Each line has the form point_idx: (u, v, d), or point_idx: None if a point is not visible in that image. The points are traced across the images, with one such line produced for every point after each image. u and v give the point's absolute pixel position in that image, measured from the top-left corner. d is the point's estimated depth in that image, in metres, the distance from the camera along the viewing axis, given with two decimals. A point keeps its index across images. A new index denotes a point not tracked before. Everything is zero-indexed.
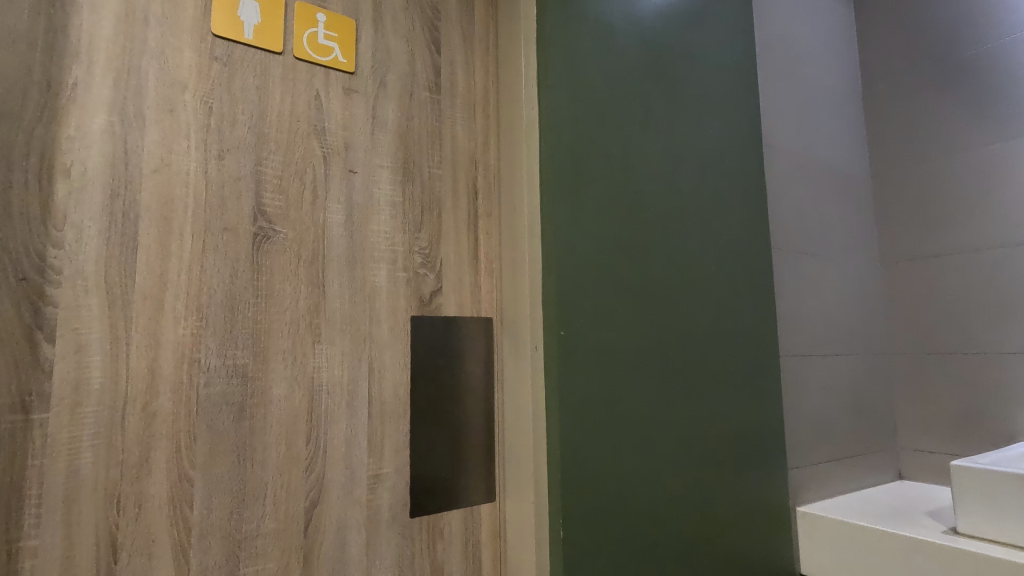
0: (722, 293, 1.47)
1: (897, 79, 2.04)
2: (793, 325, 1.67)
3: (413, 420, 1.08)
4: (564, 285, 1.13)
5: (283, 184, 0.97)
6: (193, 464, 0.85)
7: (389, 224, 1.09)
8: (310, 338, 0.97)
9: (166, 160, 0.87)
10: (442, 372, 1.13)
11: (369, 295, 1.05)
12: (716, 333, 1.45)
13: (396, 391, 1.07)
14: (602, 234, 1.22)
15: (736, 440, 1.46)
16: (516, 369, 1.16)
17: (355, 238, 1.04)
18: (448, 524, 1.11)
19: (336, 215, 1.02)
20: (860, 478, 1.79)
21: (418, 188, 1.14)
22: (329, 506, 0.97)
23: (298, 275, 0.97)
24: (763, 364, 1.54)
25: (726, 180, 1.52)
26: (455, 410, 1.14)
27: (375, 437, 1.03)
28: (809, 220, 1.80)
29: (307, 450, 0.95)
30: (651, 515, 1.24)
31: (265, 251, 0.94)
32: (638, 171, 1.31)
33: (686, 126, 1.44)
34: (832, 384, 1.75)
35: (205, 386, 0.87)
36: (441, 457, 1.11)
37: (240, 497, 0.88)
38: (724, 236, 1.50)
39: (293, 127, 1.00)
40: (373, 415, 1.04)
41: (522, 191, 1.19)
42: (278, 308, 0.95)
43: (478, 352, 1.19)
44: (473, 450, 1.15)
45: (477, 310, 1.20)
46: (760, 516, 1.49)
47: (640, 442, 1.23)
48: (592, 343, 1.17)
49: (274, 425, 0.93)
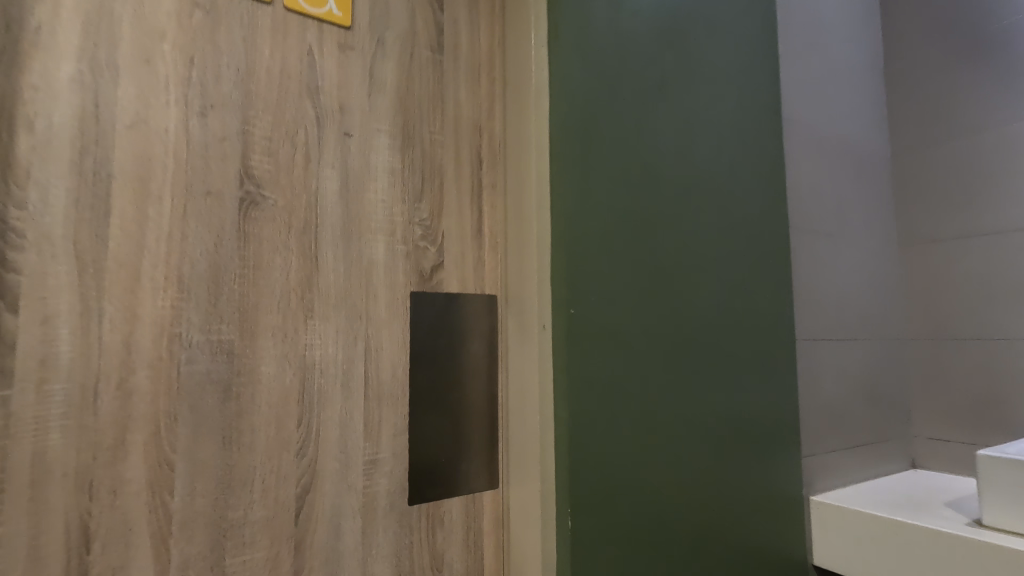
0: (738, 273, 1.40)
1: (921, 54, 1.95)
2: (809, 306, 1.60)
3: (412, 401, 1.02)
4: (574, 262, 1.06)
5: (272, 146, 0.90)
6: (175, 447, 0.79)
7: (387, 192, 1.02)
8: (302, 313, 0.91)
9: (142, 115, 0.80)
10: (442, 352, 1.06)
11: (366, 268, 0.98)
12: (731, 315, 1.38)
13: (395, 371, 1.00)
14: (615, 210, 1.15)
15: (750, 429, 1.40)
16: (521, 351, 1.10)
17: (350, 207, 0.97)
18: (449, 511, 1.05)
19: (331, 181, 0.95)
20: (873, 467, 1.73)
21: (418, 155, 1.07)
22: (323, 493, 0.91)
23: (289, 245, 0.90)
24: (777, 348, 1.48)
25: (743, 154, 1.45)
26: (457, 392, 1.08)
27: (372, 419, 0.97)
28: (826, 199, 1.73)
29: (299, 433, 0.89)
30: (661, 504, 1.18)
31: (252, 218, 0.87)
32: (652, 141, 1.24)
33: (703, 96, 1.37)
34: (847, 368, 1.69)
35: (187, 364, 0.80)
36: (442, 441, 1.05)
37: (226, 483, 0.82)
38: (740, 214, 1.42)
39: (284, 85, 0.92)
40: (369, 397, 0.97)
41: (531, 159, 1.11)
42: (267, 280, 0.88)
43: (481, 332, 1.12)
44: (474, 435, 1.09)
45: (479, 287, 1.13)
46: (773, 505, 1.43)
47: (651, 428, 1.17)
48: (602, 324, 1.10)
49: (263, 406, 0.86)
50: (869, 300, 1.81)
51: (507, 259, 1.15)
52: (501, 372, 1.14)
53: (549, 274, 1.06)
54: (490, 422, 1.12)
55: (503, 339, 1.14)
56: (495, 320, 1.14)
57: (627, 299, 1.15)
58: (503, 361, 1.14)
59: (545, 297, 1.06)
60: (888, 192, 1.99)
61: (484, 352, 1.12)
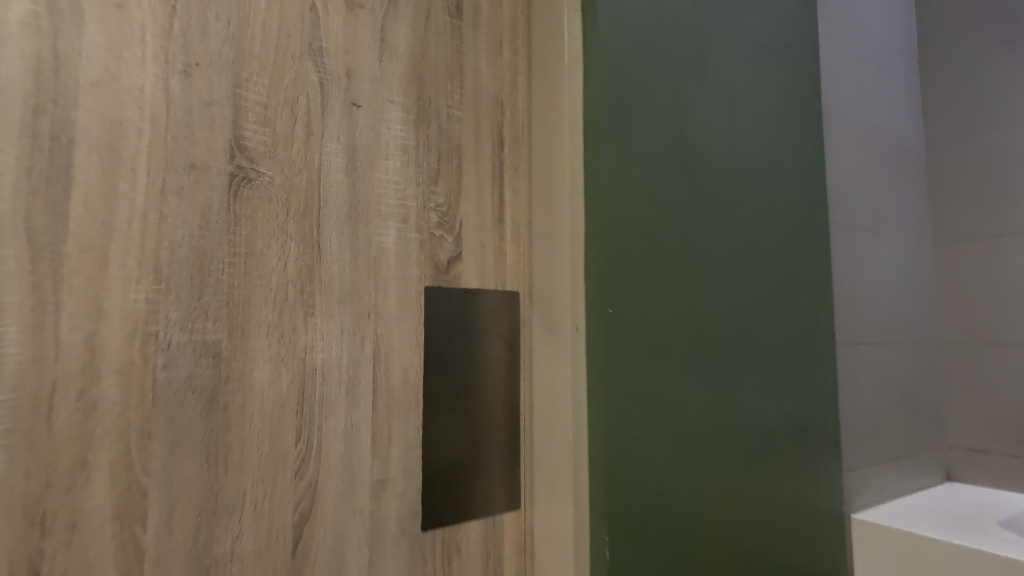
0: (778, 270, 1.28)
1: (959, 41, 1.84)
2: (848, 307, 1.48)
3: (427, 411, 0.89)
4: (610, 255, 0.94)
5: (268, 114, 0.77)
6: (148, 468, 0.66)
7: (399, 171, 0.90)
8: (302, 309, 0.78)
9: (112, 71, 0.67)
10: (459, 356, 0.94)
11: (377, 258, 0.86)
12: (771, 315, 1.26)
13: (407, 376, 0.87)
14: (653, 197, 1.02)
15: (790, 442, 1.28)
16: (548, 355, 0.97)
17: (358, 188, 0.85)
18: (467, 537, 0.92)
19: (335, 157, 0.83)
20: (912, 480, 1.62)
21: (434, 131, 0.94)
22: (324, 520, 0.78)
23: (287, 230, 0.78)
24: (817, 350, 1.36)
25: (783, 140, 1.33)
26: (476, 400, 0.95)
27: (380, 433, 0.84)
28: (863, 192, 1.61)
29: (296, 450, 0.76)
30: (700, 526, 1.06)
31: (244, 197, 0.74)
32: (692, 121, 1.11)
33: (743, 75, 1.25)
34: (886, 374, 1.57)
35: (164, 369, 0.67)
36: (460, 457, 0.93)
37: (210, 511, 0.69)
38: (780, 205, 1.30)
39: (282, 44, 0.79)
40: (378, 406, 0.84)
41: (561, 138, 0.99)
42: (261, 270, 0.75)
43: (501, 333, 0.99)
44: (494, 450, 0.97)
45: (500, 281, 1.00)
46: (813, 523, 1.31)
47: (689, 440, 1.05)
48: (640, 325, 0.98)
49: (255, 418, 0.73)
50: (906, 300, 1.70)
51: (532, 251, 1.03)
52: (524, 378, 1.01)
53: (583, 269, 0.95)
54: (511, 435, 0.99)
55: (527, 341, 1.02)
56: (517, 319, 1.01)
57: (665, 297, 1.03)
58: (526, 365, 1.01)
59: (578, 295, 0.94)
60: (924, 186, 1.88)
61: (505, 356, 0.99)
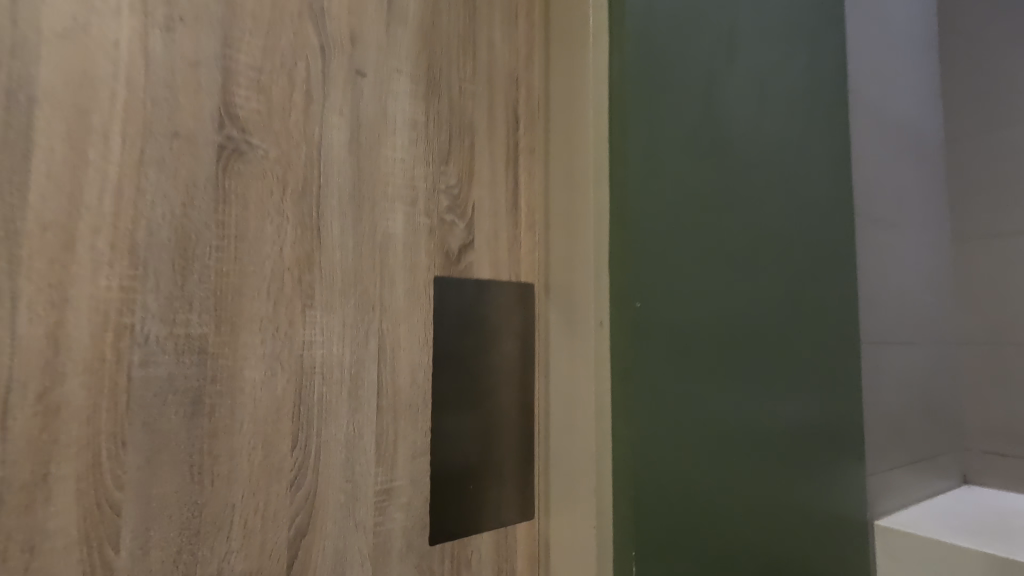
0: (804, 264, 1.21)
1: (981, 30, 1.77)
2: (872, 304, 1.41)
3: (436, 413, 0.81)
4: (637, 244, 0.86)
5: (262, 80, 0.68)
6: (121, 481, 0.57)
7: (408, 149, 0.81)
8: (299, 301, 0.69)
9: (82, 22, 0.58)
10: (471, 354, 0.86)
11: (384, 245, 0.77)
12: (796, 311, 1.19)
13: (415, 376, 0.79)
14: (680, 184, 0.95)
15: (814, 446, 1.21)
16: (568, 353, 0.90)
17: (362, 166, 0.76)
18: (477, 551, 0.84)
19: (338, 131, 0.74)
20: (931, 485, 1.55)
21: (445, 107, 0.86)
22: (323, 536, 0.69)
23: (283, 211, 0.69)
24: (842, 349, 1.29)
25: (810, 126, 1.25)
26: (489, 402, 0.87)
27: (386, 438, 0.76)
28: (886, 184, 1.54)
29: (292, 458, 0.67)
30: (726, 537, 0.98)
31: (235, 173, 0.66)
32: (720, 102, 1.04)
33: (771, 57, 1.17)
34: (908, 375, 1.51)
35: (141, 367, 0.59)
36: (471, 463, 0.85)
37: (193, 529, 0.60)
38: (806, 196, 1.23)
39: (280, 2, 0.71)
40: (383, 409, 0.76)
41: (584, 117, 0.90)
42: (254, 256, 0.66)
43: (516, 329, 0.91)
44: (508, 456, 0.89)
45: (515, 273, 0.92)
46: (836, 530, 1.24)
47: (715, 445, 0.98)
48: (666, 322, 0.90)
49: (246, 423, 0.64)
50: (927, 297, 1.63)
51: (550, 240, 0.95)
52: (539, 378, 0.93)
53: (609, 259, 0.87)
54: (526, 439, 0.91)
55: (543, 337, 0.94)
56: (533, 313, 0.93)
57: (691, 291, 0.95)
58: (542, 364, 0.94)
59: (603, 287, 0.87)
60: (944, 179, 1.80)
61: (520, 354, 0.91)
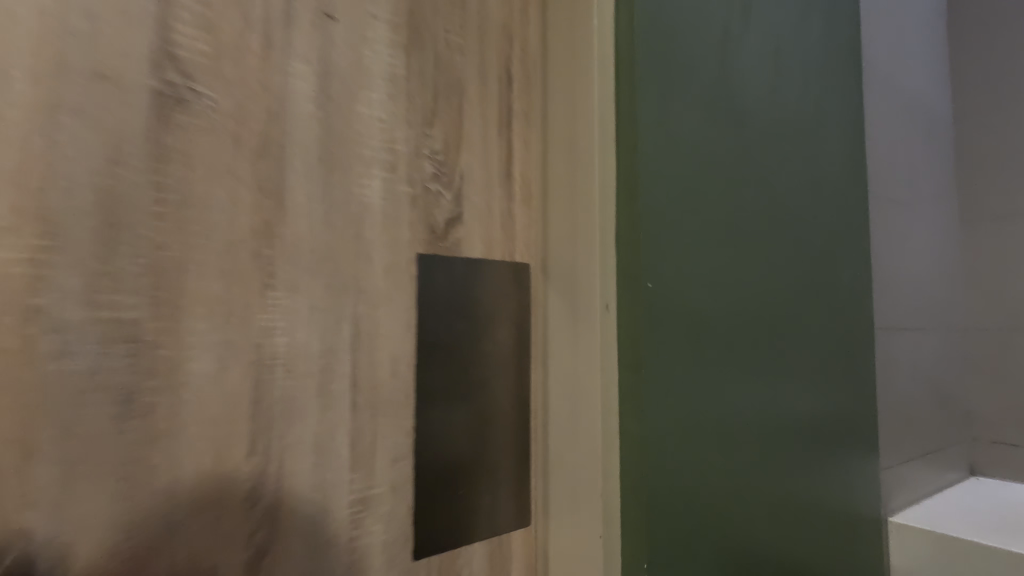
0: (819, 243, 1.12)
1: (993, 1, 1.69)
2: (884, 287, 1.33)
3: (421, 410, 0.71)
4: (647, 219, 0.77)
5: (211, 16, 0.58)
6: (31, 499, 0.46)
7: (386, 107, 0.71)
8: (257, 279, 0.59)
9: None
10: (460, 342, 0.75)
11: (359, 215, 0.67)
12: (811, 294, 1.10)
13: (396, 367, 0.69)
14: (690, 152, 0.85)
15: (828, 440, 1.12)
16: (569, 341, 0.80)
17: (333, 124, 0.65)
18: (469, 565, 0.74)
19: (303, 82, 0.63)
20: (942, 478, 1.48)
21: (430, 60, 0.75)
22: (287, 556, 0.59)
23: (237, 173, 0.58)
24: (856, 334, 1.21)
25: (825, 95, 1.16)
26: (481, 396, 0.77)
27: (363, 439, 0.66)
28: (899, 161, 1.45)
29: (249, 465, 0.57)
30: (739, 539, 0.90)
31: (177, 126, 0.55)
32: (733, 64, 0.94)
33: (785, 18, 1.07)
34: (919, 363, 1.43)
35: (56, 359, 0.48)
36: (462, 466, 0.74)
37: (124, 555, 0.50)
38: (820, 171, 1.14)
39: None
40: (360, 405, 0.66)
41: (586, 75, 0.80)
42: (201, 225, 0.56)
43: (510, 314, 0.81)
44: (503, 457, 0.79)
45: (509, 250, 0.82)
46: (850, 527, 1.17)
47: (727, 439, 0.89)
48: (678, 306, 0.81)
49: (192, 425, 0.54)
50: (938, 281, 1.55)
51: (548, 215, 0.85)
52: (537, 368, 0.84)
53: (616, 237, 0.78)
54: (523, 438, 0.81)
55: (541, 323, 0.84)
56: (529, 297, 0.83)
57: (702, 271, 0.86)
58: (540, 353, 0.84)
59: (609, 267, 0.77)
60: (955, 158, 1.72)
61: (515, 342, 0.81)
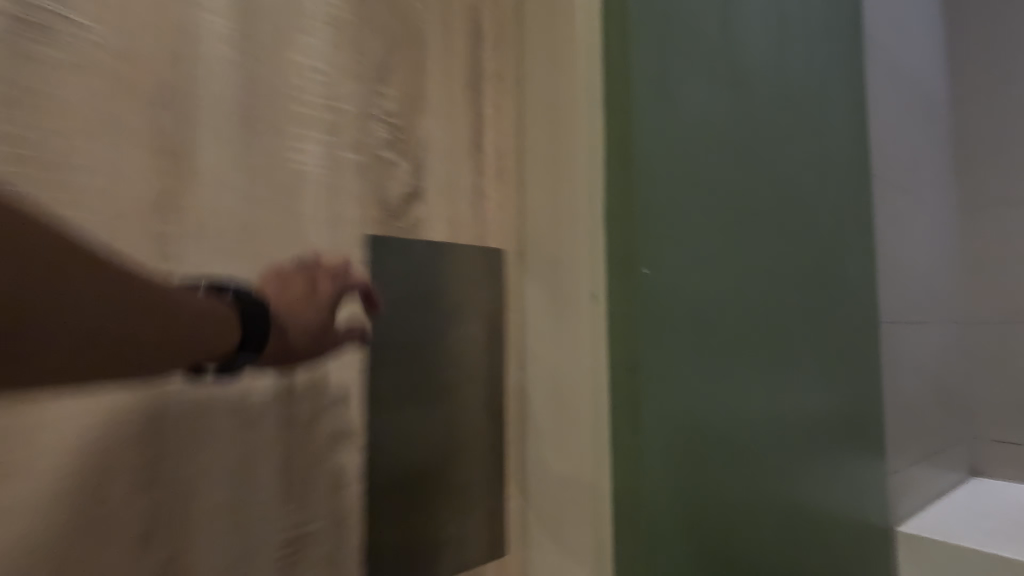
0: (824, 228, 1.03)
1: None
2: (894, 277, 1.22)
3: (374, 422, 0.59)
4: (640, 197, 0.66)
5: None
6: None
7: (329, 56, 0.58)
8: (154, 263, 0.46)
9: None
10: (423, 339, 0.64)
11: (291, 185, 0.55)
12: (816, 283, 1.00)
13: (340, 372, 0.57)
14: (686, 116, 0.74)
15: (835, 444, 1.02)
16: (551, 339, 0.68)
17: (259, 73, 0.53)
18: None
19: (219, 17, 0.51)
20: (948, 482, 1.39)
21: (382, 5, 0.63)
22: None
23: (127, 127, 0.45)
24: (864, 328, 1.11)
25: (829, 66, 1.06)
26: (447, 403, 0.65)
27: (299, 462, 0.53)
28: (906, 142, 1.34)
29: (144, 504, 0.44)
30: (743, 559, 0.80)
31: (41, 62, 0.42)
32: (735, 23, 0.83)
33: None
34: (926, 359, 1.33)
35: None
36: (425, 487, 0.63)
37: None
38: (825, 149, 1.04)
39: None
40: (294, 420, 0.53)
41: (568, 26, 0.68)
42: (75, 192, 0.43)
43: (482, 307, 0.69)
44: (473, 476, 0.67)
45: (480, 232, 0.70)
46: (858, 538, 1.07)
47: (731, 446, 0.79)
48: (675, 296, 0.70)
49: (59, 455, 0.41)
50: (942, 273, 1.46)
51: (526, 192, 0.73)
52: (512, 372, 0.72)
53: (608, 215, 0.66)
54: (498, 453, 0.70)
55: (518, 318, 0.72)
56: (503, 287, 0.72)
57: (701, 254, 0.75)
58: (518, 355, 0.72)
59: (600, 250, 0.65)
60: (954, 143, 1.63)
61: (486, 341, 0.70)
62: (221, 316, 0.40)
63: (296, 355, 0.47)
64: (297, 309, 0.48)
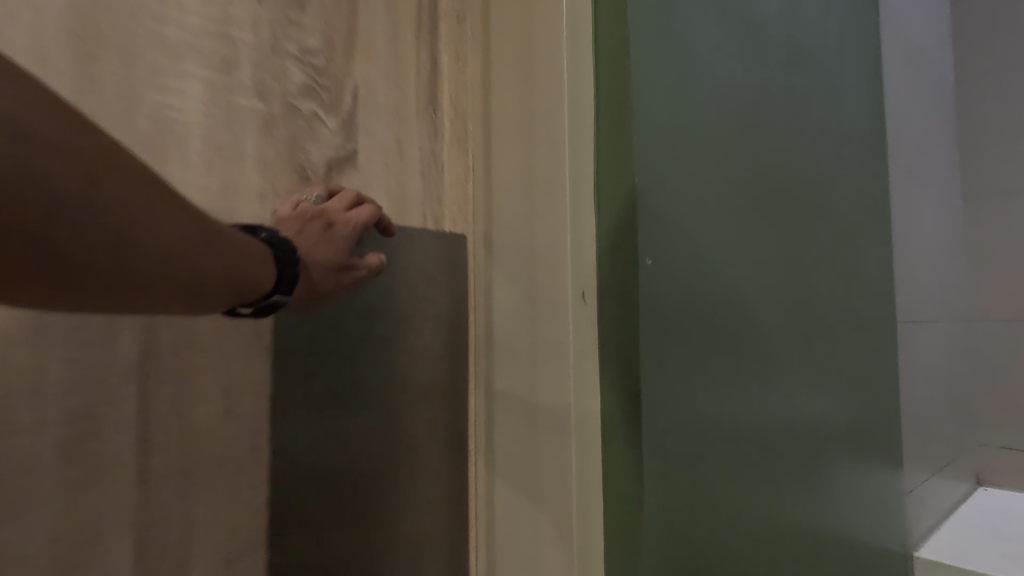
0: (841, 210, 0.89)
1: None
2: (904, 268, 1.09)
3: (284, 461, 0.44)
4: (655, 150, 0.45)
5: None
6: None
7: None
8: None
9: None
10: (356, 347, 0.48)
11: (158, 144, 0.39)
12: (836, 272, 0.86)
13: (224, 403, 0.42)
14: (702, 37, 0.53)
15: (860, 460, 0.86)
16: (524, 347, 0.51)
17: None
18: None
19: None
20: (958, 495, 1.24)
21: None
22: None
23: None
24: (882, 326, 0.97)
25: (847, 23, 0.91)
26: (390, 429, 0.50)
27: (162, 529, 0.39)
28: (916, 117, 1.20)
29: None
30: None
31: None
32: None
33: None
34: (935, 362, 1.18)
35: None
36: (359, 543, 0.47)
37: None
38: (843, 119, 0.90)
39: None
40: (156, 470, 0.39)
41: None
42: None
43: (439, 303, 0.54)
44: (428, 530, 0.52)
45: (432, 213, 0.55)
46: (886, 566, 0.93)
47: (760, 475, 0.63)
48: (690, 281, 0.49)
49: None
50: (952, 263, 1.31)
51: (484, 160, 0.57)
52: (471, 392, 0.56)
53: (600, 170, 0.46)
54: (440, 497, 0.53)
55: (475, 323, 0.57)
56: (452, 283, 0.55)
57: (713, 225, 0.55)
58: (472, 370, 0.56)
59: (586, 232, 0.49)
60: (970, 110, 1.41)
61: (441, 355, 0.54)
62: (254, 247, 0.35)
63: (325, 296, 0.42)
64: (322, 244, 0.42)
